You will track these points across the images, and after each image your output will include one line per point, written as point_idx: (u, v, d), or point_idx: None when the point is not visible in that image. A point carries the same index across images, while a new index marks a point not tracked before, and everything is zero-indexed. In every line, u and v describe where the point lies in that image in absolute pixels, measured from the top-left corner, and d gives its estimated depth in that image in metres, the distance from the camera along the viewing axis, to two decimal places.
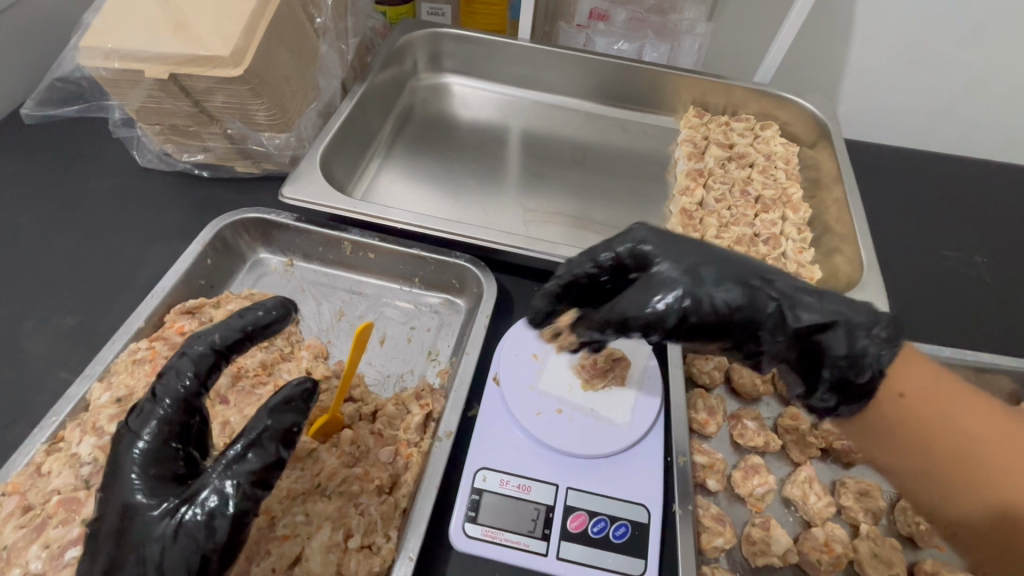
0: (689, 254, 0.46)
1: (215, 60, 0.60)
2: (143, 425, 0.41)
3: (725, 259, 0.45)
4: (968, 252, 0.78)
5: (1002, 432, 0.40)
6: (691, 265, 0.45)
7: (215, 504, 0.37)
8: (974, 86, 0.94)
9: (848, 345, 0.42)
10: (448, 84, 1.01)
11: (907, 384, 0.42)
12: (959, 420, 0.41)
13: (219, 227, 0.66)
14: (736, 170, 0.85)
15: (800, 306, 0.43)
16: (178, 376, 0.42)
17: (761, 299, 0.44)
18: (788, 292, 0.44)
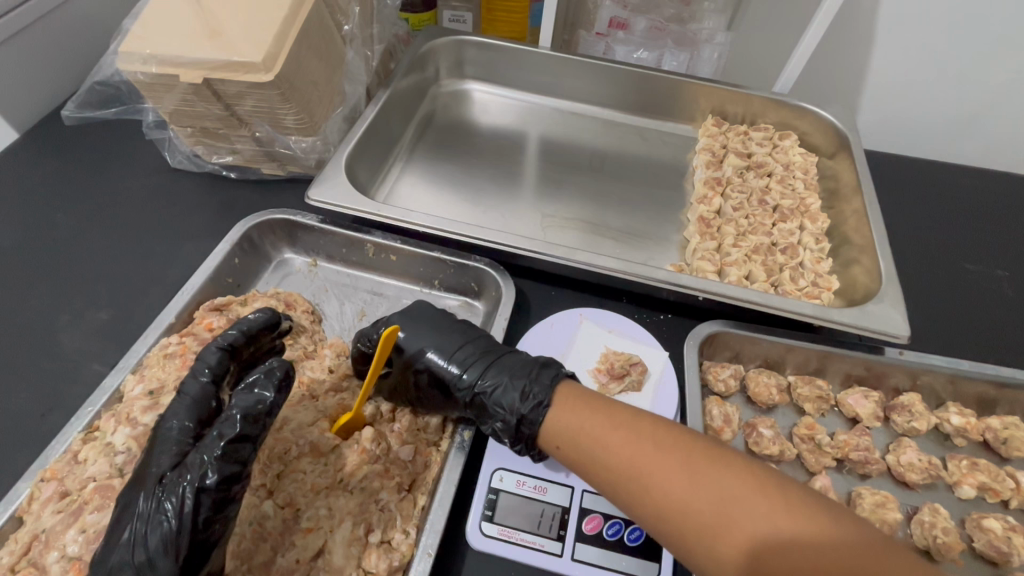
0: (441, 343, 0.56)
1: (247, 66, 0.62)
2: (165, 412, 0.46)
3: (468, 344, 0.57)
4: (989, 266, 0.77)
5: (642, 449, 0.44)
6: (440, 352, 0.56)
7: (193, 476, 0.40)
8: (997, 97, 0.93)
9: (511, 413, 0.51)
10: (469, 90, 1.02)
11: (559, 434, 0.49)
12: (604, 445, 0.45)
13: (248, 226, 0.68)
14: (754, 179, 0.85)
15: (531, 385, 0.52)
16: (196, 369, 0.48)
17: (481, 378, 0.53)
18: (540, 381, 0.52)
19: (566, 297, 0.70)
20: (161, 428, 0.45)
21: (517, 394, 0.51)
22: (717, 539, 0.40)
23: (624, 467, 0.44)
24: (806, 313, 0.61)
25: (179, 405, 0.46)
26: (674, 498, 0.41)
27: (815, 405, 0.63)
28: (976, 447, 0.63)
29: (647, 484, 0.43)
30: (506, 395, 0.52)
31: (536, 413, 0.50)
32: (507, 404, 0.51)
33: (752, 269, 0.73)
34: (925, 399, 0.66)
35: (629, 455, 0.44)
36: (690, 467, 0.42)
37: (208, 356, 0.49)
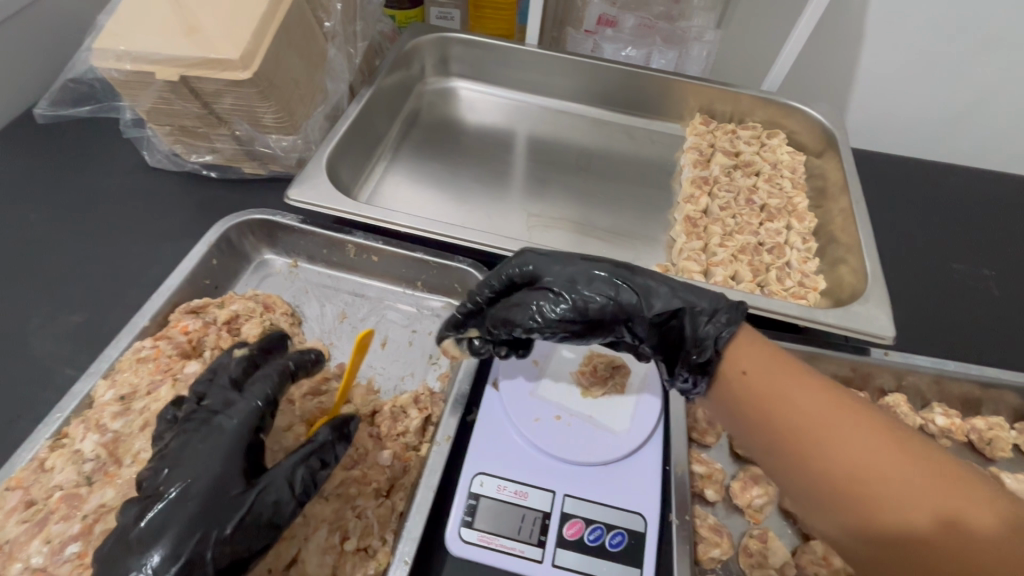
0: (568, 266, 0.52)
1: (224, 64, 0.61)
2: (229, 415, 0.44)
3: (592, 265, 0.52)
4: (976, 265, 0.77)
5: (830, 404, 0.41)
6: (580, 276, 0.51)
7: (278, 493, 0.42)
8: (984, 96, 0.93)
9: (689, 315, 0.48)
10: (456, 88, 1.01)
11: (742, 367, 0.45)
12: (790, 393, 0.42)
13: (226, 227, 0.67)
14: (741, 178, 0.85)
15: (704, 302, 0.49)
16: (264, 382, 0.48)
17: (633, 287, 0.50)
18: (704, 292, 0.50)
19: None
20: (224, 428, 0.44)
21: (687, 299, 0.49)
22: (874, 505, 0.38)
23: (805, 424, 0.41)
24: (792, 313, 0.61)
25: (250, 410, 0.45)
26: (857, 463, 0.39)
27: None
28: (961, 447, 0.63)
29: (833, 446, 0.39)
30: (668, 299, 0.49)
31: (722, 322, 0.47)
32: (674, 305, 0.49)
33: (738, 269, 0.73)
34: (911, 399, 0.65)
35: (816, 411, 0.41)
36: (879, 435, 0.39)
37: (279, 373, 0.49)
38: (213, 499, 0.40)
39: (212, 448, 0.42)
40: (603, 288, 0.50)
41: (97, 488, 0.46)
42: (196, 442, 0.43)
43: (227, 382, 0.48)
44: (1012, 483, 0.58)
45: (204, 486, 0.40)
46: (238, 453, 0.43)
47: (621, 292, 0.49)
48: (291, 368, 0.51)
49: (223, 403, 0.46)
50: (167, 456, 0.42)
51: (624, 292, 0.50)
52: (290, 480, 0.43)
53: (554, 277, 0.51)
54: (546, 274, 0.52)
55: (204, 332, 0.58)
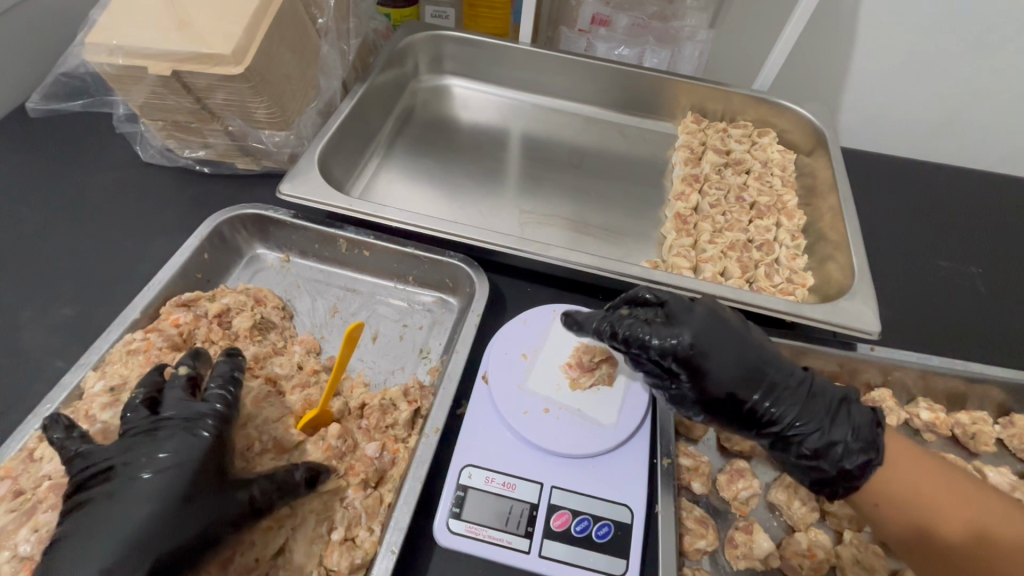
0: (744, 357, 0.50)
1: (216, 58, 0.61)
2: (192, 421, 0.46)
3: (767, 363, 0.51)
4: (962, 263, 0.78)
5: (956, 498, 0.46)
6: (744, 373, 0.50)
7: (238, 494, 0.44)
8: (973, 96, 0.94)
9: (836, 447, 0.49)
10: (449, 85, 1.01)
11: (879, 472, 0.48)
12: (939, 495, 0.46)
13: (218, 222, 0.67)
14: (732, 176, 0.85)
15: (858, 432, 0.49)
16: (219, 390, 0.49)
17: (804, 413, 0.50)
18: (857, 421, 0.50)
19: (541, 293, 0.70)
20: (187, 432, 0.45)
21: (841, 435, 0.49)
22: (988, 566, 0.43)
23: (932, 508, 0.45)
24: (779, 308, 0.61)
25: (210, 416, 0.47)
26: (970, 527, 0.44)
27: None
28: (945, 442, 0.64)
29: (970, 542, 0.44)
30: (834, 438, 0.49)
31: (868, 457, 0.48)
32: (827, 442, 0.49)
33: (727, 266, 0.73)
34: (896, 394, 0.66)
35: (928, 489, 0.46)
36: (971, 496, 0.46)
37: (237, 380, 0.50)
38: (191, 492, 0.42)
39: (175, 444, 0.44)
40: (757, 391, 0.50)
41: None
42: (161, 449, 0.44)
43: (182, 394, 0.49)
44: (995, 477, 0.59)
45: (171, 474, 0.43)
46: (209, 454, 0.44)
47: (778, 410, 0.50)
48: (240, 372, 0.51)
49: (182, 413, 0.46)
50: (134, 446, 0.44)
51: (777, 413, 0.50)
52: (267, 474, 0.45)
53: (715, 362, 0.50)
54: (710, 356, 0.49)
55: (195, 326, 0.58)
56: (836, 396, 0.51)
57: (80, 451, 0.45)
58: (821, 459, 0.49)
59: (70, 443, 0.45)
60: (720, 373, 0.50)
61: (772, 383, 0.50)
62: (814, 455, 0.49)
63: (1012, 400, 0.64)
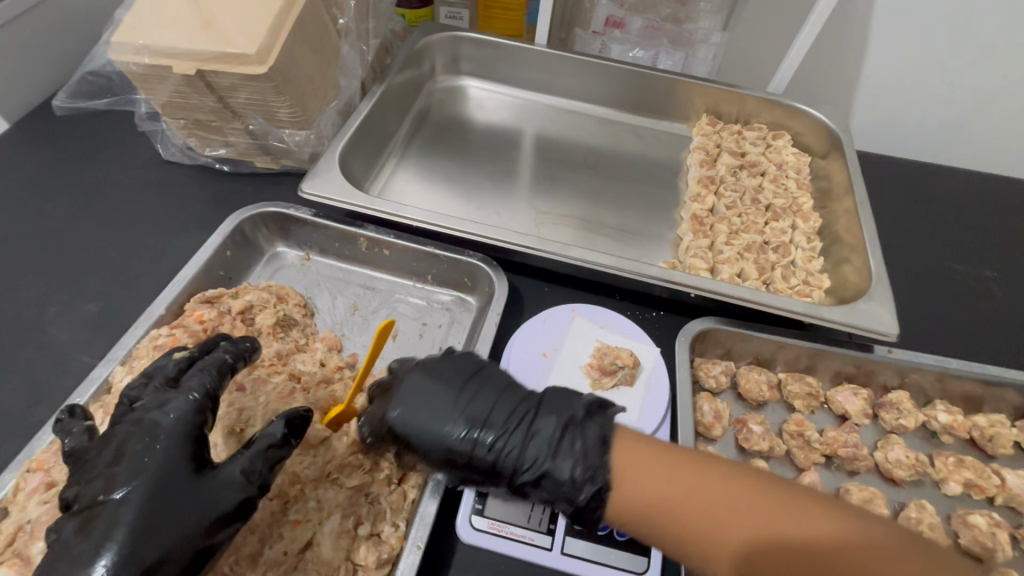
0: (434, 391, 0.50)
1: (241, 58, 0.62)
2: (164, 411, 0.44)
3: (478, 402, 0.49)
4: (978, 266, 0.78)
5: (700, 499, 0.40)
6: (466, 417, 0.49)
7: (220, 495, 0.42)
8: (988, 101, 0.94)
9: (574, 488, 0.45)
10: (464, 86, 1.02)
11: (624, 485, 0.42)
12: (675, 497, 0.40)
13: (240, 220, 0.68)
14: (747, 178, 0.86)
15: (582, 450, 0.45)
16: (200, 379, 0.47)
17: (521, 448, 0.47)
18: (587, 440, 0.46)
19: (559, 293, 0.70)
20: (161, 425, 0.43)
21: (570, 461, 0.45)
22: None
23: (684, 514, 0.40)
24: (797, 310, 0.61)
25: (185, 406, 0.45)
26: (752, 536, 0.38)
27: (806, 402, 0.63)
28: (962, 444, 0.64)
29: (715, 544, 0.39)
30: (561, 467, 0.45)
31: (590, 481, 0.43)
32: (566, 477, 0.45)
33: (744, 267, 0.73)
34: (914, 397, 0.66)
35: (668, 491, 0.40)
36: (709, 491, 0.40)
37: (224, 372, 0.48)
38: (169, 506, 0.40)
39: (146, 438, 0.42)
40: (452, 431, 0.48)
41: None
42: (132, 462, 0.41)
43: (162, 383, 0.47)
44: (1013, 480, 0.59)
45: (147, 489, 0.40)
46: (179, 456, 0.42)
47: (480, 445, 0.47)
48: (229, 360, 0.49)
49: (157, 403, 0.45)
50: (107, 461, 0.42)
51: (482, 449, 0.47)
52: (246, 471, 0.43)
53: (413, 411, 0.49)
54: (402, 402, 0.49)
55: (219, 322, 0.59)
56: (566, 416, 0.48)
57: (75, 449, 0.44)
58: (566, 495, 0.45)
59: (69, 438, 0.45)
60: (427, 425, 0.48)
61: (488, 425, 0.48)
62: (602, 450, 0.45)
63: None
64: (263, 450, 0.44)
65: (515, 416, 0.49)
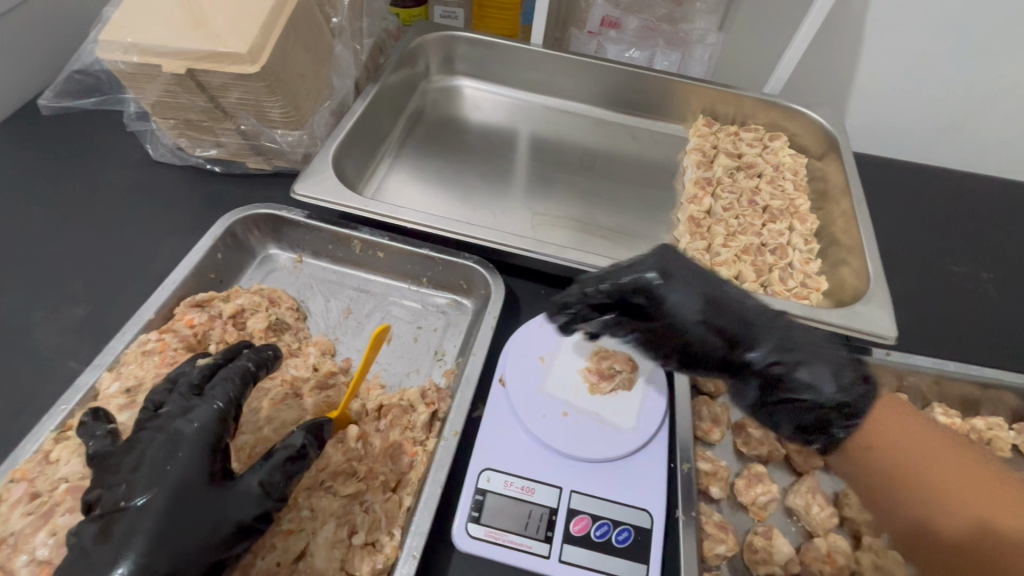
0: (696, 283, 0.46)
1: (232, 57, 0.61)
2: (187, 420, 0.43)
3: (732, 300, 0.46)
4: (974, 268, 0.78)
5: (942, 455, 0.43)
6: (704, 299, 0.45)
7: (238, 507, 0.41)
8: (982, 103, 0.94)
9: (830, 402, 0.43)
10: (459, 86, 1.01)
11: (879, 439, 0.44)
12: (920, 456, 0.43)
13: (231, 222, 0.67)
14: (744, 179, 0.85)
15: (857, 388, 0.44)
16: (223, 387, 0.46)
17: (780, 349, 0.44)
18: (840, 360, 0.44)
19: (556, 296, 0.70)
20: (183, 434, 0.43)
21: (825, 376, 0.43)
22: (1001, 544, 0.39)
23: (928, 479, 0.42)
24: (796, 312, 0.61)
25: (209, 415, 0.44)
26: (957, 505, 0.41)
27: None
28: None
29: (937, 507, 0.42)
30: (818, 374, 0.43)
31: (864, 399, 0.43)
32: (821, 387, 0.43)
33: (742, 269, 0.73)
34: (911, 399, 0.66)
35: (922, 456, 0.43)
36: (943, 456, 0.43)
37: (248, 383, 0.48)
38: (180, 517, 0.39)
39: (168, 447, 0.42)
40: (710, 328, 0.45)
41: None
42: (155, 470, 0.41)
43: (185, 390, 0.46)
44: None
45: (163, 499, 0.40)
46: (198, 465, 0.42)
47: (743, 352, 0.45)
48: (253, 369, 0.49)
49: (181, 410, 0.44)
50: (124, 465, 0.41)
51: (735, 354, 0.46)
52: (265, 483, 0.43)
53: (677, 300, 0.45)
54: (672, 294, 0.45)
55: (210, 326, 0.58)
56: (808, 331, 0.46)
57: (98, 452, 0.44)
58: (804, 395, 0.44)
59: (92, 441, 0.45)
60: (690, 308, 0.45)
61: (748, 326, 0.45)
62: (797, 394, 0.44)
63: None
64: (281, 462, 0.44)
65: (766, 317, 0.46)
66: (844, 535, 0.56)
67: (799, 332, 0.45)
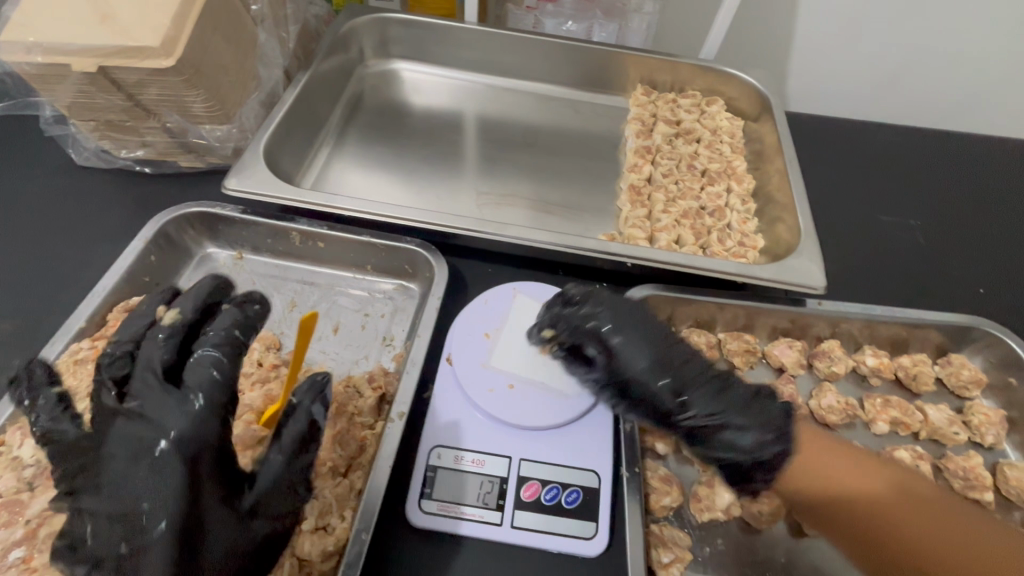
0: (647, 336, 0.55)
1: (145, 52, 0.59)
2: (183, 413, 0.42)
3: (673, 347, 0.56)
4: (903, 216, 0.81)
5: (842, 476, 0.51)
6: (650, 360, 0.54)
7: (265, 493, 0.43)
8: (909, 56, 0.97)
9: (745, 453, 0.52)
10: (397, 70, 1.00)
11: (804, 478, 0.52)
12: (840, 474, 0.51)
13: (162, 222, 0.65)
14: (683, 145, 0.86)
15: (766, 436, 0.52)
16: (212, 368, 0.44)
17: (704, 406, 0.53)
18: (768, 415, 0.53)
19: (502, 273, 0.70)
20: (178, 428, 0.41)
21: (751, 433, 0.52)
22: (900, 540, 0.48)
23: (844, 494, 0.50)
24: (730, 271, 0.63)
25: (209, 385, 0.43)
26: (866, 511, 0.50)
27: (744, 359, 0.65)
28: (890, 385, 0.67)
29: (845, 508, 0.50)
30: (739, 433, 0.52)
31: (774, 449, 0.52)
32: (745, 445, 0.52)
33: (681, 234, 0.74)
34: (845, 344, 0.69)
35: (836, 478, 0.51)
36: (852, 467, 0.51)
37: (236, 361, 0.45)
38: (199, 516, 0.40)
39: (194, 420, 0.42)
40: (660, 377, 0.54)
41: (41, 492, 0.45)
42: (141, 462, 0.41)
43: (155, 378, 0.44)
44: (933, 413, 0.63)
45: (176, 500, 0.40)
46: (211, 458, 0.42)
47: (681, 404, 0.53)
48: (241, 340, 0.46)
49: (167, 404, 0.43)
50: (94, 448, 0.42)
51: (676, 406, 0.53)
52: (283, 465, 0.44)
53: (627, 341, 0.55)
54: (623, 337, 0.55)
55: None
56: (746, 392, 0.54)
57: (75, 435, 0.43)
58: (734, 455, 0.52)
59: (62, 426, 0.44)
60: (631, 346, 0.55)
61: (687, 387, 0.54)
62: (737, 441, 0.52)
63: (948, 341, 0.68)
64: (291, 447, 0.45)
65: (697, 378, 0.54)
66: None
67: (734, 386, 0.54)
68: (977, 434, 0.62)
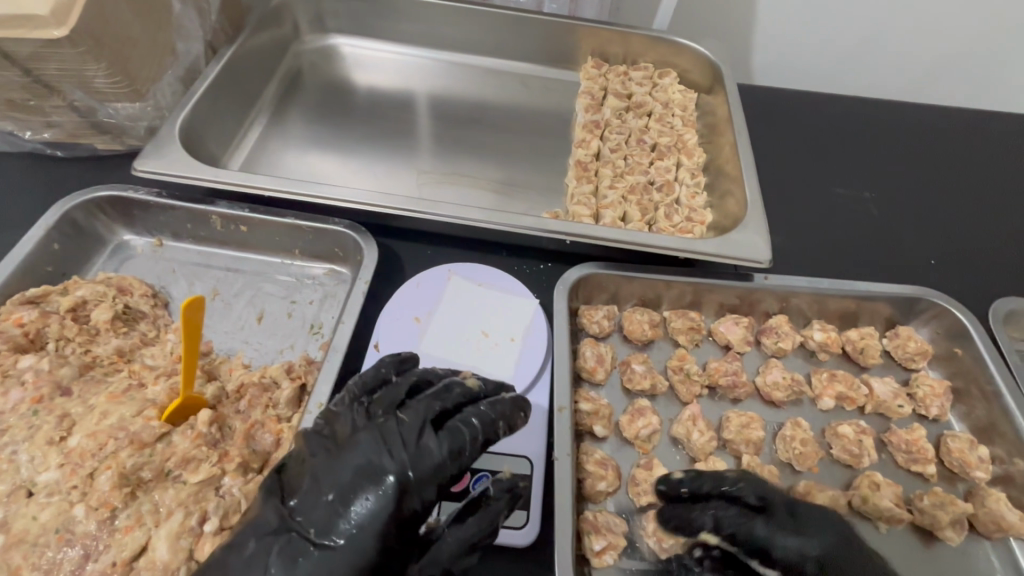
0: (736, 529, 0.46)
1: (34, 21, 0.53)
2: (369, 441, 0.39)
3: (782, 534, 0.46)
4: (857, 188, 0.80)
5: None
6: (772, 534, 0.46)
7: (400, 536, 0.37)
8: (866, 26, 0.95)
9: None
10: (336, 45, 0.95)
11: None
12: None
13: (68, 208, 0.61)
14: (633, 119, 0.83)
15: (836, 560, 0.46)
16: (384, 405, 0.43)
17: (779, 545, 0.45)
18: (829, 541, 0.46)
19: (440, 254, 0.67)
20: (380, 461, 0.39)
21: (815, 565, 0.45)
22: None
23: None
24: (671, 246, 0.60)
25: (426, 407, 0.41)
26: None
27: (688, 336, 0.63)
28: (838, 359, 0.66)
29: None
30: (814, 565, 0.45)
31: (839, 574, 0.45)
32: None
33: (627, 210, 0.72)
34: (794, 319, 0.67)
35: None
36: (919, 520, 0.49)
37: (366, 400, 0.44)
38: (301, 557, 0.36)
39: (448, 448, 0.40)
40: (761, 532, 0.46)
41: None
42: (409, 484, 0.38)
43: (388, 407, 0.43)
44: (879, 387, 0.62)
45: (388, 529, 0.37)
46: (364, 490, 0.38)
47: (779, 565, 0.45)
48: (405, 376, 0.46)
49: (385, 424, 0.40)
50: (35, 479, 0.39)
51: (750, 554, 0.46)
52: (410, 506, 0.38)
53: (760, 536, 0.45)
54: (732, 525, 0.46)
55: (44, 323, 0.53)
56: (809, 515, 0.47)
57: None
58: None
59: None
60: (793, 546, 0.46)
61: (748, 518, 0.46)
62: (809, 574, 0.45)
63: (897, 314, 0.66)
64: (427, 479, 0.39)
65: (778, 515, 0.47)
66: (727, 458, 0.57)
67: (816, 527, 0.47)
68: (922, 406, 0.62)
